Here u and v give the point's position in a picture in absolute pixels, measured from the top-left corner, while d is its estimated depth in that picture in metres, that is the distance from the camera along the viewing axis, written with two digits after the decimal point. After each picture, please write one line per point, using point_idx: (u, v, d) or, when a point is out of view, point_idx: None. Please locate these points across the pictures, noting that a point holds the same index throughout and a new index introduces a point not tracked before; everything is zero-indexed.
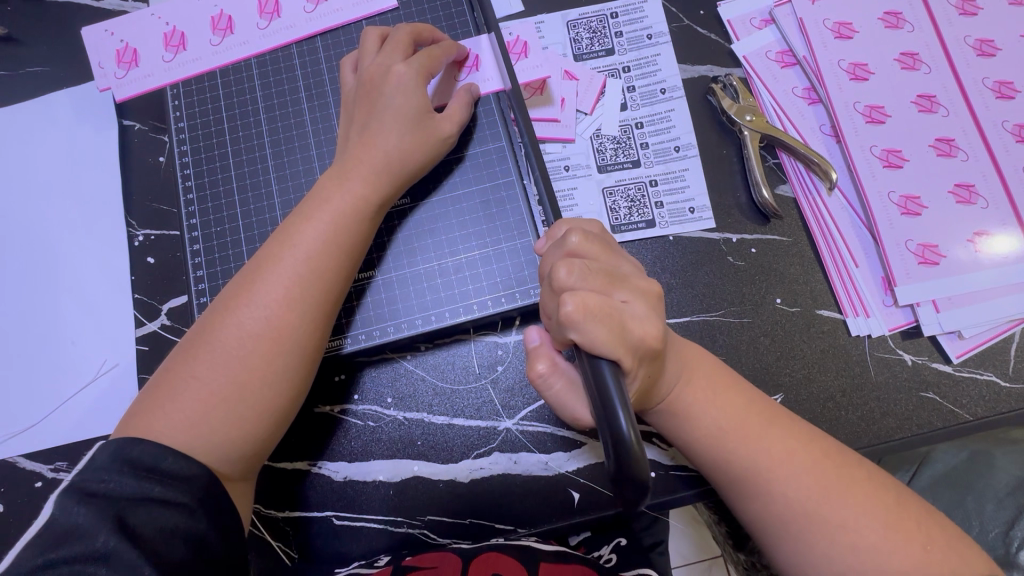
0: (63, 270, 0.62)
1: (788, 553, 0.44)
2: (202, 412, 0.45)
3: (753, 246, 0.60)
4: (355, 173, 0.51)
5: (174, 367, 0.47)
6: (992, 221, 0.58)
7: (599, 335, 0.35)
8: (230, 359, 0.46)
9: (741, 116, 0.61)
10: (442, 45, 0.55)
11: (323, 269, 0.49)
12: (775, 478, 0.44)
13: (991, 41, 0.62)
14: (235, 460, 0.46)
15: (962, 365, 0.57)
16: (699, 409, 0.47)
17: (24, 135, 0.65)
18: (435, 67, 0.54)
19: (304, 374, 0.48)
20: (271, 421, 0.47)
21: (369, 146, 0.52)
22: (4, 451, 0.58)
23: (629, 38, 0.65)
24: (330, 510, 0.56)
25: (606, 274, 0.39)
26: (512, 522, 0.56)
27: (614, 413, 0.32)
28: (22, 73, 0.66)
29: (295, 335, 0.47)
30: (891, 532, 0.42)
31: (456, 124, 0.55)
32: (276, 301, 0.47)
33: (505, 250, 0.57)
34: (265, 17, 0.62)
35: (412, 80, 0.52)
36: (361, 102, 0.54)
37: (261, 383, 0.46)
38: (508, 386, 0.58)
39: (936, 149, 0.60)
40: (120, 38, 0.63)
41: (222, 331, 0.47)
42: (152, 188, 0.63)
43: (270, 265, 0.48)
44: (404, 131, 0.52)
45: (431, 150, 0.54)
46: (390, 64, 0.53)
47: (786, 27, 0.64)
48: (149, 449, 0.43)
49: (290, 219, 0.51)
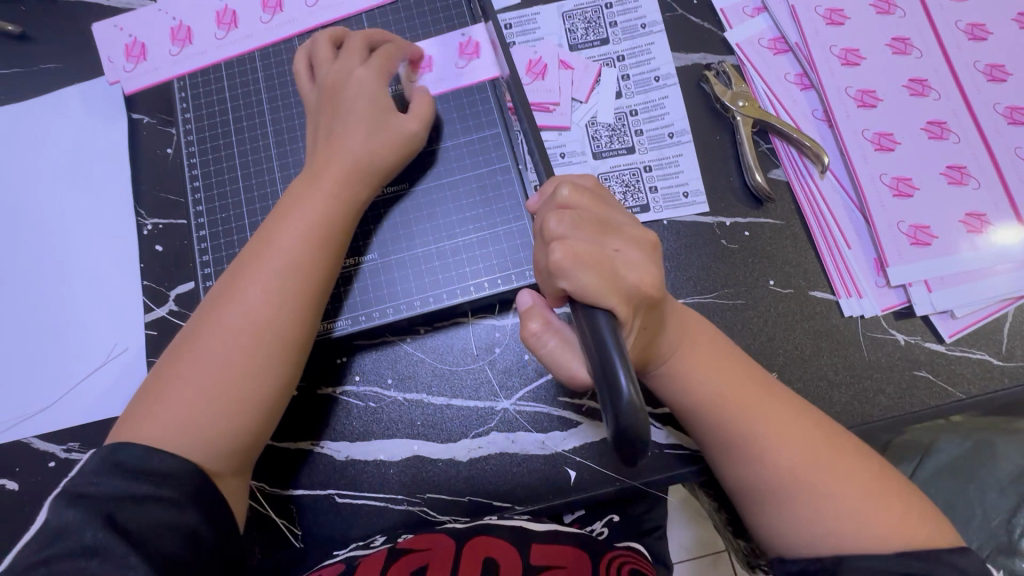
0: (74, 259, 0.64)
1: (775, 520, 0.45)
2: (189, 411, 0.46)
3: (747, 229, 0.61)
4: (325, 177, 0.53)
5: (160, 372, 0.48)
6: (983, 201, 0.59)
7: (591, 282, 0.36)
8: (214, 360, 0.47)
9: (735, 102, 0.62)
10: (392, 45, 0.57)
11: (303, 267, 0.50)
12: (764, 439, 0.45)
13: (982, 25, 0.63)
14: (226, 456, 0.47)
15: (954, 344, 0.57)
16: (697, 374, 0.47)
17: (37, 128, 0.67)
18: (389, 68, 0.56)
19: (291, 368, 0.50)
20: (259, 415, 0.48)
21: (338, 146, 0.53)
22: (18, 433, 0.60)
23: (624, 28, 0.66)
24: (332, 488, 0.57)
25: (597, 223, 0.40)
26: (510, 500, 0.57)
27: (614, 372, 0.32)
28: (36, 69, 0.68)
29: (277, 331, 0.49)
30: (873, 500, 0.43)
31: (423, 120, 0.56)
32: (257, 300, 0.49)
33: (501, 232, 0.58)
34: (269, 11, 0.64)
35: (371, 81, 0.54)
36: (323, 108, 0.55)
37: (246, 378, 0.47)
38: (506, 367, 0.59)
39: (928, 132, 0.61)
40: (129, 33, 0.65)
41: (205, 334, 0.48)
42: (160, 178, 0.65)
43: (252, 266, 0.50)
44: (368, 132, 0.54)
45: (399, 150, 0.55)
46: (349, 68, 0.55)
47: (778, 15, 0.65)
48: (136, 449, 0.44)
49: (268, 224, 0.53)
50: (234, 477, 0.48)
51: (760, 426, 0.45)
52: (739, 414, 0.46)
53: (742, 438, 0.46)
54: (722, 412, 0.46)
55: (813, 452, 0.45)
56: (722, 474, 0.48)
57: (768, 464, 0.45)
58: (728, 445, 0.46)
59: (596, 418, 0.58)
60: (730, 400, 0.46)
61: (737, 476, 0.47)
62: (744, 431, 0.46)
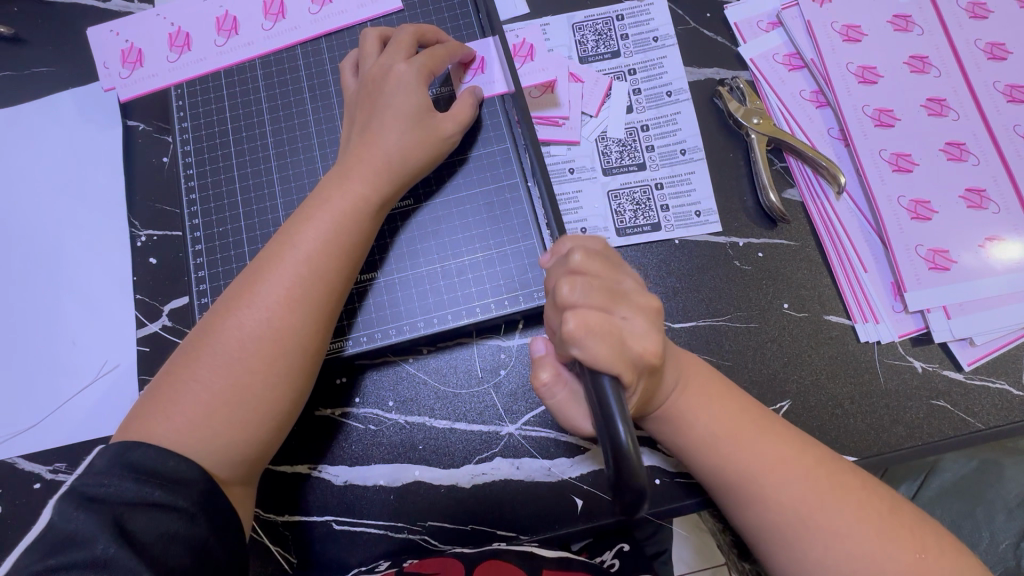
0: (64, 269, 0.62)
1: (782, 563, 0.43)
2: (204, 415, 0.44)
3: (760, 250, 0.59)
4: (356, 173, 0.51)
5: (175, 370, 0.46)
6: (1003, 225, 0.57)
7: (601, 354, 0.34)
8: (231, 360, 0.45)
9: (749, 119, 0.60)
10: (447, 46, 0.55)
11: (326, 269, 0.48)
12: (762, 480, 0.43)
13: (1002, 44, 0.61)
14: (236, 464, 0.45)
15: (973, 373, 0.56)
16: (694, 416, 0.46)
17: (27, 134, 0.65)
18: (437, 67, 0.54)
19: (307, 374, 0.48)
20: (273, 423, 0.46)
21: (375, 142, 0.52)
22: (2, 452, 0.57)
23: (636, 40, 0.64)
24: (330, 514, 0.55)
25: (609, 291, 0.38)
26: (514, 529, 0.55)
27: (614, 424, 0.31)
28: (27, 73, 0.66)
29: (296, 336, 0.47)
30: (882, 541, 0.41)
31: (459, 124, 0.54)
32: (277, 302, 0.47)
33: (509, 252, 0.56)
34: (270, 18, 0.62)
35: (413, 77, 0.52)
36: (363, 102, 0.54)
37: (263, 384, 0.45)
38: (511, 390, 0.57)
39: (946, 154, 0.59)
40: (126, 38, 0.63)
41: (222, 332, 0.46)
42: (155, 188, 0.63)
43: (272, 265, 0.48)
44: (404, 130, 0.52)
45: (432, 150, 0.53)
46: (392, 63, 0.53)
47: (794, 30, 0.63)
48: (150, 452, 0.42)
49: (290, 220, 0.50)
50: (243, 484, 0.46)
51: (756, 464, 0.44)
52: (738, 452, 0.44)
53: (739, 479, 0.44)
54: (721, 453, 0.45)
55: (815, 491, 0.43)
56: (726, 513, 0.47)
57: (770, 502, 0.43)
58: (727, 485, 0.45)
59: None
60: (725, 437, 0.45)
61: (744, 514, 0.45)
62: (742, 471, 0.44)
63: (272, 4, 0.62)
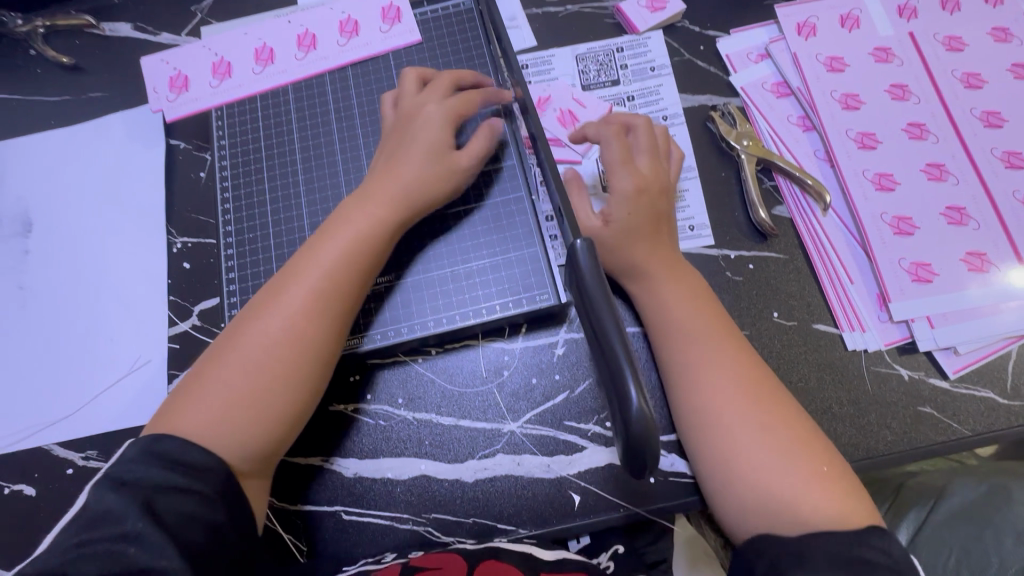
0: (106, 273, 0.68)
1: (699, 452, 0.52)
2: (229, 411, 0.48)
3: (751, 262, 0.63)
4: (378, 197, 0.56)
5: (202, 372, 0.50)
6: (984, 240, 0.60)
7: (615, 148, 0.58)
8: (255, 363, 0.49)
9: (740, 141, 0.65)
10: (478, 92, 0.61)
11: (346, 282, 0.53)
12: (702, 374, 0.52)
13: (978, 74, 0.66)
14: (255, 458, 0.49)
15: (959, 381, 0.58)
16: (667, 305, 0.55)
17: (80, 150, 0.72)
18: (466, 109, 0.60)
19: (325, 377, 0.52)
20: (291, 420, 0.50)
21: (396, 169, 0.57)
22: (42, 439, 0.62)
23: (634, 70, 0.70)
24: (339, 505, 0.58)
25: (651, 152, 0.59)
26: (514, 522, 0.57)
27: (625, 381, 0.34)
28: (83, 97, 0.74)
29: (318, 340, 0.51)
30: (790, 463, 0.48)
31: (473, 158, 0.59)
32: (302, 310, 0.51)
33: (514, 258, 0.61)
34: (303, 49, 0.69)
35: (439, 116, 0.58)
36: (396, 131, 0.59)
37: (285, 384, 0.49)
38: (514, 390, 0.61)
39: (927, 174, 0.63)
40: (174, 66, 0.70)
41: (250, 337, 0.50)
42: (192, 199, 0.69)
43: (298, 276, 0.52)
44: (423, 159, 0.57)
45: (448, 179, 0.58)
46: (424, 103, 0.59)
47: (781, 61, 0.68)
48: (176, 444, 0.45)
49: (316, 235, 0.55)
50: (257, 478, 0.50)
51: (707, 362, 0.52)
52: (690, 347, 0.53)
53: (686, 364, 0.53)
54: (679, 341, 0.54)
55: (750, 410, 0.50)
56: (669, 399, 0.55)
57: (703, 390, 0.52)
58: (674, 370, 0.54)
59: (600, 443, 0.58)
60: (685, 330, 0.54)
61: (709, 474, 0.51)
62: (690, 361, 0.53)
63: (305, 37, 0.69)
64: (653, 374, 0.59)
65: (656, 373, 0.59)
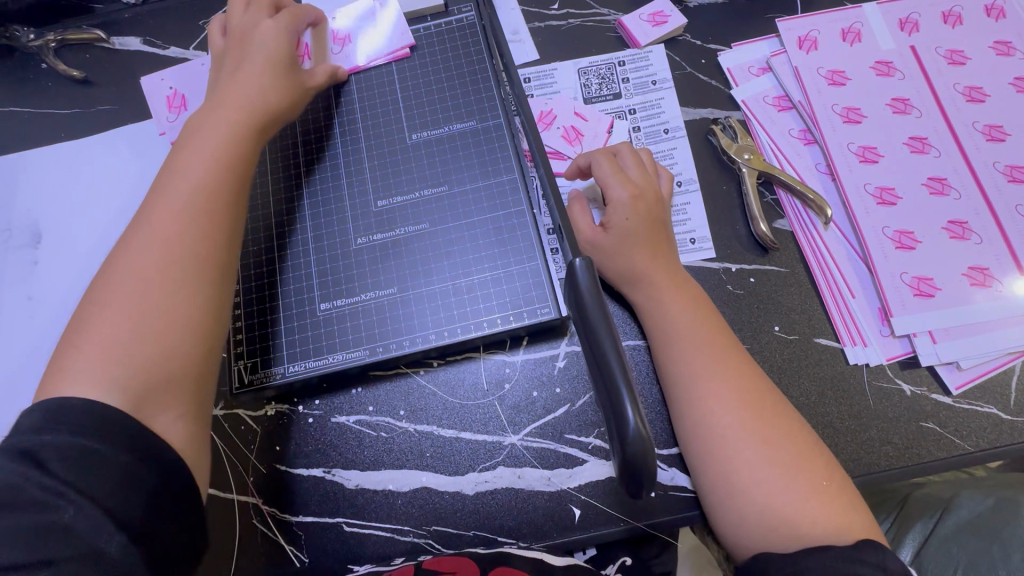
0: None
1: (701, 468, 0.51)
2: (118, 339, 0.45)
3: (752, 275, 0.63)
4: (223, 110, 0.56)
5: (80, 323, 0.46)
6: (987, 255, 0.60)
7: (602, 165, 0.60)
8: (131, 284, 0.47)
9: (740, 154, 0.65)
10: (295, 7, 0.66)
11: (214, 188, 0.52)
12: (702, 388, 0.52)
13: (980, 88, 0.66)
14: (159, 383, 0.45)
15: (961, 397, 0.58)
16: (667, 320, 0.55)
17: (89, 162, 0.73)
18: (296, 23, 0.65)
19: (212, 283, 0.49)
20: (192, 326, 0.47)
21: (224, 101, 0.57)
22: None
23: (636, 83, 0.70)
24: (340, 517, 0.58)
25: (636, 163, 0.61)
26: (514, 535, 0.57)
27: (620, 402, 0.35)
28: (92, 110, 0.75)
29: (196, 239, 0.49)
30: (791, 480, 0.48)
31: (319, 77, 0.64)
32: (174, 213, 0.50)
33: (515, 271, 0.61)
34: None
35: (278, 30, 0.62)
36: (230, 56, 0.61)
37: (170, 288, 0.47)
38: (515, 403, 0.61)
39: (929, 188, 0.63)
40: (171, 86, 0.73)
41: (127, 260, 0.48)
42: None
43: (166, 188, 0.51)
44: (263, 70, 0.59)
45: (297, 90, 0.61)
46: (255, 21, 0.63)
47: (782, 74, 0.69)
48: (71, 399, 0.41)
49: (177, 152, 0.54)
50: (165, 413, 0.44)
51: (707, 376, 0.52)
52: (689, 362, 0.53)
53: (688, 380, 0.53)
54: (679, 355, 0.54)
55: (755, 428, 0.50)
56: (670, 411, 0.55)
57: (705, 408, 0.51)
58: (674, 386, 0.54)
59: (602, 457, 0.59)
60: (683, 343, 0.54)
61: (708, 482, 0.50)
62: (691, 375, 0.53)
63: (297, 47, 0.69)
64: (653, 389, 0.59)
65: (655, 387, 0.59)
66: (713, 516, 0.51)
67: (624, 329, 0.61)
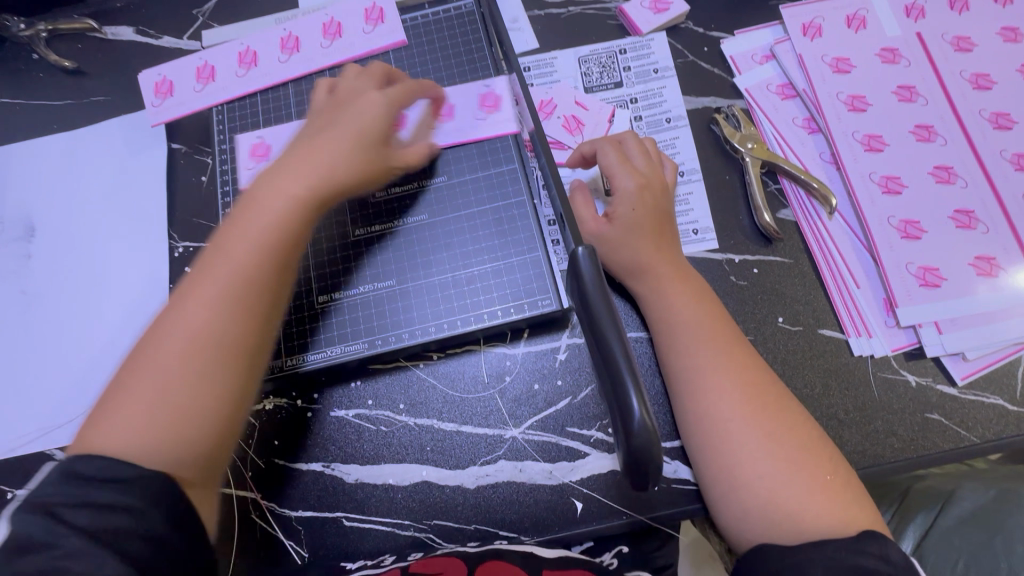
0: (108, 277, 0.68)
1: (705, 461, 0.50)
2: (148, 420, 0.42)
3: (756, 266, 0.62)
4: (306, 166, 0.51)
5: (109, 398, 0.43)
6: (993, 245, 0.59)
7: (609, 155, 0.59)
8: (163, 365, 0.43)
9: (743, 144, 0.64)
10: (413, 83, 0.60)
11: (254, 262, 0.46)
12: (706, 380, 0.51)
13: (987, 75, 0.65)
14: (193, 463, 0.42)
15: (967, 388, 0.57)
16: (670, 312, 0.55)
17: (82, 154, 0.72)
18: (407, 100, 0.58)
19: (241, 370, 0.44)
20: (226, 408, 0.44)
21: (313, 149, 0.52)
22: (43, 444, 0.62)
23: (637, 72, 0.69)
24: (340, 511, 0.58)
25: (642, 154, 0.60)
26: (515, 529, 0.57)
27: (626, 395, 0.34)
28: (85, 101, 0.74)
29: (229, 325, 0.45)
30: (796, 474, 0.47)
31: (420, 153, 0.59)
32: (206, 298, 0.45)
33: (515, 263, 0.60)
34: (286, 52, 0.69)
35: (382, 106, 0.56)
36: (324, 114, 0.57)
37: (195, 377, 0.43)
38: (515, 395, 0.60)
39: (935, 177, 0.62)
40: (160, 73, 0.70)
41: (160, 337, 0.44)
42: (194, 204, 0.69)
43: (230, 249, 0.47)
44: (357, 148, 0.53)
45: (386, 168, 0.55)
46: (361, 90, 0.57)
47: (786, 62, 0.68)
48: (95, 461, 0.39)
49: (267, 192, 0.49)
50: (200, 486, 0.43)
51: (711, 369, 0.51)
52: (693, 354, 0.52)
53: (691, 371, 0.52)
54: (682, 347, 0.53)
55: (760, 420, 0.49)
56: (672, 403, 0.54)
57: (709, 400, 0.50)
58: (678, 378, 0.53)
59: (604, 450, 0.58)
60: (687, 335, 0.53)
61: (710, 475, 0.50)
62: (694, 367, 0.52)
63: (288, 40, 0.69)
64: (656, 381, 0.59)
65: (658, 379, 0.58)
66: (715, 511, 0.50)
67: (627, 321, 0.61)
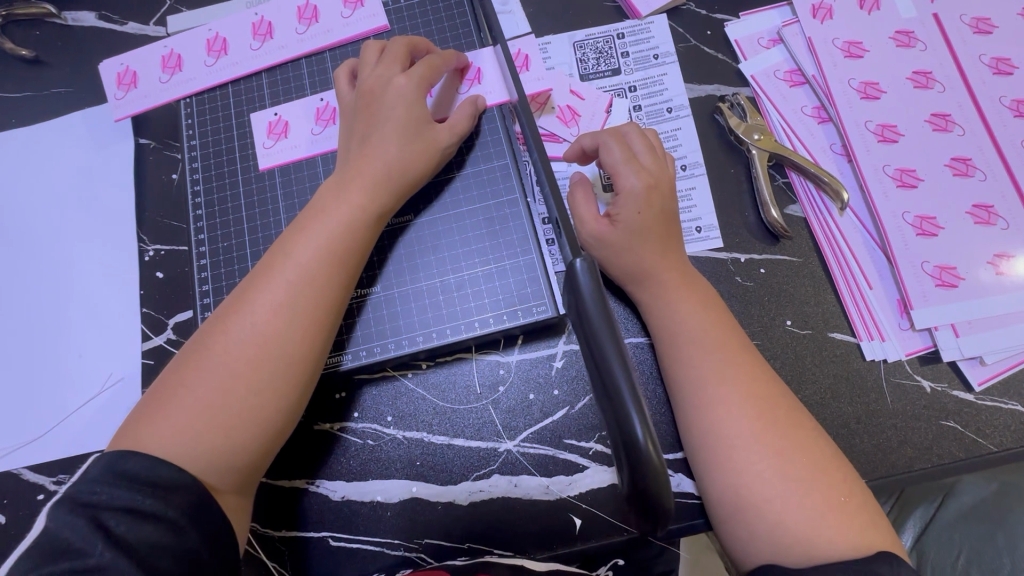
0: (74, 284, 0.63)
1: (709, 478, 0.47)
2: (195, 424, 0.43)
3: (763, 266, 0.58)
4: (362, 176, 0.51)
5: (164, 389, 0.45)
6: (1014, 242, 0.56)
7: (615, 150, 0.54)
8: (217, 372, 0.44)
9: (750, 134, 0.60)
10: (443, 56, 0.56)
11: (303, 275, 0.47)
12: (712, 391, 0.48)
13: (1008, 59, 0.61)
14: (232, 472, 0.44)
15: (984, 393, 0.54)
16: (673, 318, 0.51)
17: (43, 151, 0.67)
18: (434, 77, 0.55)
19: (297, 385, 0.46)
20: (273, 424, 0.45)
21: (364, 156, 0.52)
22: (9, 463, 0.58)
23: (636, 57, 0.65)
24: (326, 530, 0.55)
25: (650, 150, 0.54)
26: (510, 547, 0.54)
27: (629, 418, 0.31)
28: (44, 94, 0.69)
29: (286, 341, 0.46)
30: (806, 493, 0.44)
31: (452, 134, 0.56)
32: (267, 309, 0.46)
33: (508, 266, 0.57)
34: (258, 38, 0.64)
35: (412, 91, 0.53)
36: (361, 112, 0.54)
37: (249, 390, 0.44)
38: (509, 406, 0.57)
39: (952, 169, 0.58)
40: (122, 62, 0.65)
41: (216, 341, 0.45)
42: (164, 204, 0.64)
43: (284, 262, 0.48)
44: (403, 143, 0.53)
45: (431, 158, 0.55)
46: (390, 76, 0.54)
47: (794, 46, 0.63)
48: (142, 461, 0.41)
49: (329, 207, 0.50)
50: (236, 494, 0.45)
51: (717, 379, 0.48)
52: (697, 363, 0.49)
53: (695, 381, 0.49)
54: (686, 356, 0.50)
55: (770, 434, 0.46)
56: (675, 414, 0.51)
57: (716, 414, 0.47)
58: (681, 388, 0.50)
59: (603, 464, 0.55)
60: (692, 342, 0.50)
61: (716, 494, 0.47)
62: (699, 377, 0.49)
63: (260, 25, 0.64)
64: (656, 387, 0.56)
65: (660, 387, 0.56)
66: (720, 531, 0.47)
67: (627, 326, 0.58)
